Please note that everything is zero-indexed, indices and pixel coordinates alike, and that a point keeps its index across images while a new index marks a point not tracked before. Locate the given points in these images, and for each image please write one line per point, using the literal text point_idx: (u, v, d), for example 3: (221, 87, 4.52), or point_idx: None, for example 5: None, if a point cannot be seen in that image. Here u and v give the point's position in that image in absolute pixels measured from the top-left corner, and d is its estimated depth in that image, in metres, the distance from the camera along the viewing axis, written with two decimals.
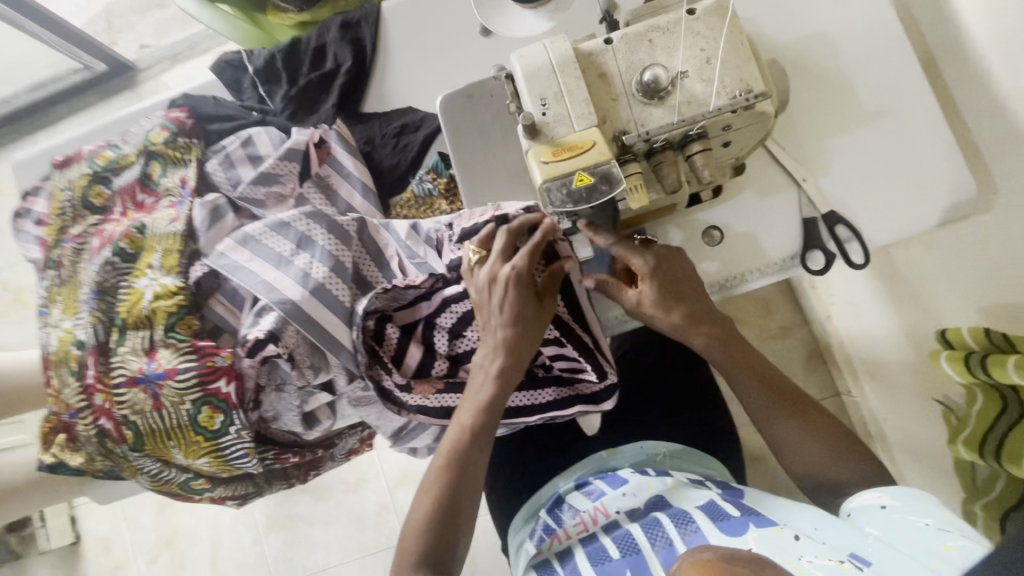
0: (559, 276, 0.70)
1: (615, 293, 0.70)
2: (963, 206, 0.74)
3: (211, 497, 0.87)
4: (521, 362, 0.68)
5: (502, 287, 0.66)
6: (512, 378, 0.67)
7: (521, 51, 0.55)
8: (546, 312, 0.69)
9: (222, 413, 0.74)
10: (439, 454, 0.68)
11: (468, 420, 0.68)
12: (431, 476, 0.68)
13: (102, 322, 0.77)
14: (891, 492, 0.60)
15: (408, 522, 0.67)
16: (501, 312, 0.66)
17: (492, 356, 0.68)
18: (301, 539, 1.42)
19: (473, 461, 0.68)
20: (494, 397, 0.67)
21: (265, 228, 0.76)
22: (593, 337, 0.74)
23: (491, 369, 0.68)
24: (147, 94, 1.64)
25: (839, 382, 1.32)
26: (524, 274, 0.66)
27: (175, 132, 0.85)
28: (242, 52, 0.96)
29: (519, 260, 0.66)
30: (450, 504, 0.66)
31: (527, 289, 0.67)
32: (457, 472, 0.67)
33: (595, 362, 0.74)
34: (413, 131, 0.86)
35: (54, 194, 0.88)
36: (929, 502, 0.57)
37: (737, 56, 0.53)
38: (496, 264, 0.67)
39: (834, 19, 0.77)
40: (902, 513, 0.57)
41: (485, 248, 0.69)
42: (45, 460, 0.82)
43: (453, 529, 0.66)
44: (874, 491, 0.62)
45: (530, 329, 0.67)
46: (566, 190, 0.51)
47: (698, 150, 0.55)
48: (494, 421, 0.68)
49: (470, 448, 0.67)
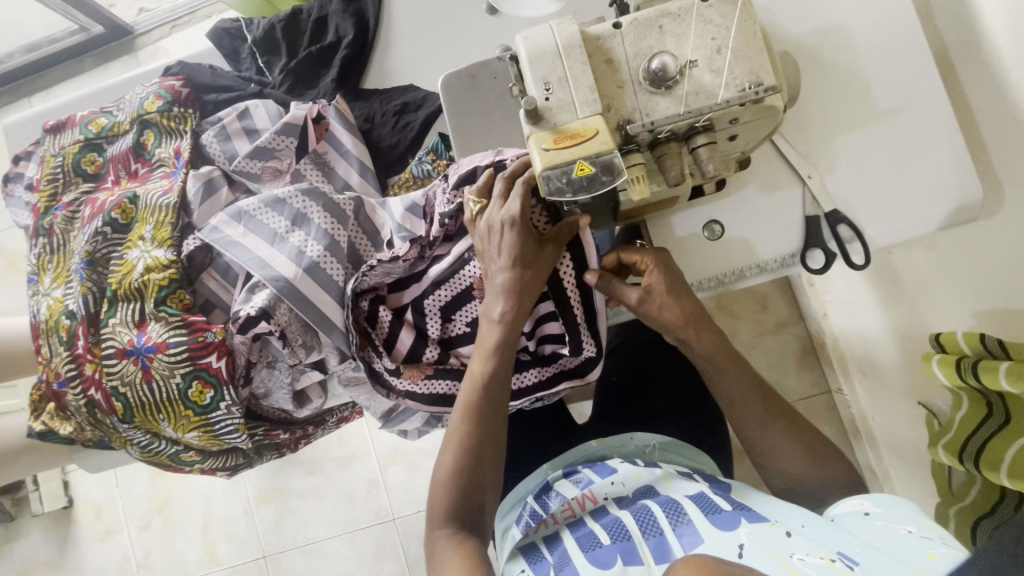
0: (567, 230, 0.67)
1: (619, 293, 0.68)
2: (967, 210, 0.73)
3: (201, 469, 0.87)
4: (526, 304, 0.66)
5: (500, 232, 0.64)
6: (518, 321, 0.66)
7: (527, 32, 0.53)
8: (547, 256, 0.66)
9: (212, 388, 0.74)
10: (455, 405, 0.68)
11: (480, 368, 0.67)
12: (452, 427, 0.67)
13: (92, 293, 0.76)
14: (872, 500, 0.61)
15: (434, 476, 0.66)
16: (500, 255, 0.65)
17: (496, 302, 0.66)
18: (291, 512, 1.44)
19: (490, 409, 0.66)
20: (503, 341, 0.66)
21: (258, 204, 0.75)
22: (581, 301, 0.72)
23: (496, 314, 0.66)
24: (146, 60, 1.61)
25: (830, 380, 1.33)
26: (521, 219, 0.63)
27: (170, 101, 0.83)
28: (241, 21, 0.94)
29: (516, 204, 0.63)
30: (473, 454, 0.65)
31: (527, 234, 0.64)
32: (476, 418, 0.66)
33: (576, 336, 0.72)
34: (414, 111, 0.84)
35: (47, 160, 0.86)
36: (910, 509, 0.58)
37: (749, 48, 0.51)
38: (495, 208, 0.65)
39: (850, 12, 0.74)
40: (885, 521, 0.58)
41: (485, 196, 0.67)
42: (34, 427, 0.82)
43: (479, 477, 0.64)
44: (857, 498, 0.63)
45: (531, 273, 0.65)
46: (566, 178, 0.50)
47: (704, 143, 0.53)
48: (506, 364, 0.67)
49: (485, 393, 0.66)
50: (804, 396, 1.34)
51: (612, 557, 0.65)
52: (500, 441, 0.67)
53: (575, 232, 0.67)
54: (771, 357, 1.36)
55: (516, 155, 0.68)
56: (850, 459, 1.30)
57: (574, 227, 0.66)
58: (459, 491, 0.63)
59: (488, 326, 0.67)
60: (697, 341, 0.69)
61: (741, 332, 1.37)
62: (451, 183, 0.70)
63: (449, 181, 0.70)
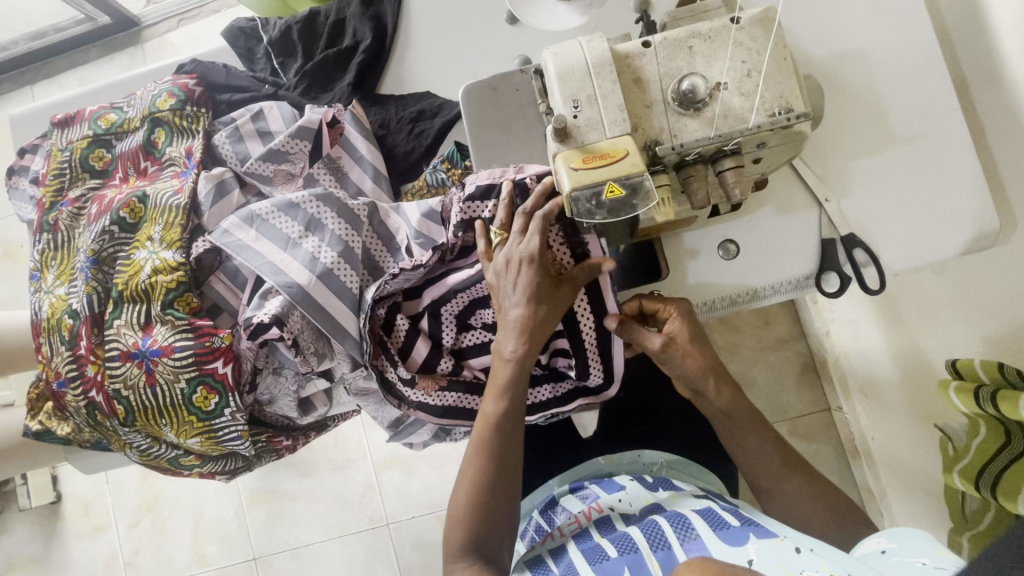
0: (591, 271, 0.65)
1: (639, 338, 0.68)
2: (981, 239, 0.73)
3: (200, 473, 0.85)
4: (539, 341, 0.65)
5: (518, 266, 0.64)
6: (529, 359, 0.65)
7: (555, 47, 0.53)
8: (563, 297, 0.65)
9: (217, 394, 0.72)
10: (469, 442, 0.67)
11: (491, 408, 0.66)
12: (465, 465, 0.66)
13: (97, 293, 0.75)
14: (889, 537, 0.59)
15: (449, 512, 0.66)
16: (516, 291, 0.64)
17: (508, 341, 0.65)
18: (283, 514, 1.42)
19: (502, 448, 0.65)
20: (512, 379, 0.65)
21: (272, 208, 0.74)
22: (595, 343, 0.72)
23: (508, 353, 0.65)
24: (152, 54, 1.59)
25: (830, 398, 1.32)
26: (540, 254, 0.63)
27: (183, 100, 0.81)
28: (257, 21, 0.92)
29: (535, 240, 0.64)
30: (486, 494, 0.64)
31: (545, 271, 0.64)
32: (490, 457, 0.65)
33: (583, 362, 0.72)
34: (430, 118, 0.83)
35: (53, 154, 0.85)
36: (925, 540, 0.55)
37: (779, 72, 0.51)
38: (515, 243, 0.65)
39: (872, 34, 0.74)
40: (901, 555, 0.55)
41: (506, 228, 0.67)
42: (31, 426, 0.81)
43: (494, 516, 0.64)
44: (877, 538, 0.61)
45: (546, 311, 0.64)
46: (595, 201, 0.50)
47: (730, 166, 0.53)
48: (518, 400, 0.66)
49: (496, 433, 0.65)
50: (803, 413, 1.34)
51: (619, 569, 0.64)
52: (514, 477, 0.66)
53: (597, 275, 0.66)
54: (770, 374, 1.36)
55: (537, 173, 0.67)
56: (847, 478, 1.29)
57: (596, 269, 0.65)
58: (472, 529, 0.63)
59: (500, 363, 0.66)
60: (715, 393, 0.69)
61: (742, 347, 1.36)
62: (466, 195, 0.69)
63: (465, 192, 0.69)
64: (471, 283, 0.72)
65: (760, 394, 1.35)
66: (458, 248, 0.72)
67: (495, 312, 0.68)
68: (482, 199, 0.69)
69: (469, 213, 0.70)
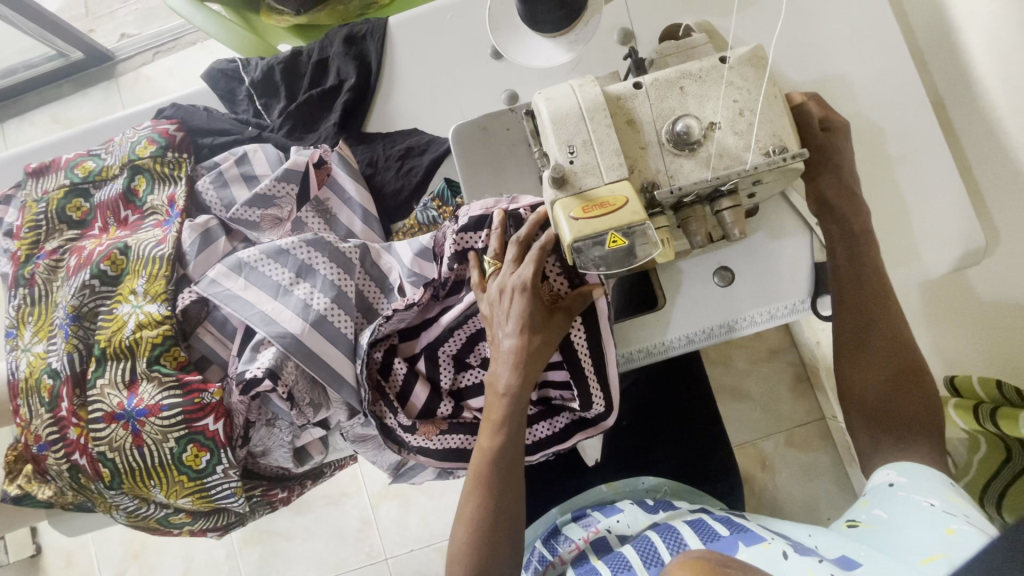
0: (584, 300, 0.65)
1: None
2: (968, 256, 0.74)
3: (191, 531, 0.81)
4: (533, 373, 0.63)
5: (510, 296, 0.63)
6: (525, 393, 0.63)
7: (547, 91, 0.53)
8: (556, 325, 0.64)
9: (209, 451, 0.70)
10: (467, 476, 0.66)
11: (488, 441, 0.64)
12: (464, 500, 0.65)
13: (79, 351, 0.72)
14: (899, 470, 0.62)
15: (450, 548, 0.65)
16: (509, 320, 0.63)
17: (502, 374, 0.64)
18: (277, 554, 1.37)
19: (503, 483, 0.64)
20: (509, 414, 0.63)
21: (260, 255, 0.72)
22: (594, 368, 0.69)
23: (503, 387, 0.64)
24: (127, 88, 1.57)
25: (825, 408, 1.29)
26: (532, 283, 0.62)
27: (164, 146, 0.79)
28: (238, 62, 0.91)
29: (527, 269, 0.62)
30: (487, 531, 0.63)
31: (538, 299, 0.62)
32: (489, 491, 0.63)
33: (584, 388, 0.69)
34: (419, 155, 0.82)
35: (28, 205, 0.81)
36: (938, 482, 0.59)
37: (772, 110, 0.51)
38: (508, 272, 0.64)
39: (852, 60, 0.75)
40: (908, 491, 0.59)
41: (500, 257, 0.66)
42: (9, 491, 0.76)
43: (496, 554, 0.63)
44: (884, 469, 0.64)
45: (540, 341, 0.63)
46: (600, 250, 0.49)
47: (728, 206, 0.54)
48: (515, 433, 0.64)
49: (494, 468, 0.64)
50: (799, 423, 1.31)
51: None
52: (515, 512, 0.64)
53: (589, 303, 0.66)
54: (766, 385, 1.33)
55: (531, 203, 0.66)
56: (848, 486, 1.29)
57: (589, 297, 0.65)
58: (473, 567, 0.62)
59: (495, 397, 0.65)
60: None
61: (735, 360, 1.34)
62: (459, 225, 0.67)
63: (458, 223, 0.68)
64: (466, 319, 0.70)
65: (756, 405, 1.33)
66: (452, 281, 0.71)
67: (489, 342, 0.67)
68: (476, 230, 0.68)
69: (464, 244, 0.68)
